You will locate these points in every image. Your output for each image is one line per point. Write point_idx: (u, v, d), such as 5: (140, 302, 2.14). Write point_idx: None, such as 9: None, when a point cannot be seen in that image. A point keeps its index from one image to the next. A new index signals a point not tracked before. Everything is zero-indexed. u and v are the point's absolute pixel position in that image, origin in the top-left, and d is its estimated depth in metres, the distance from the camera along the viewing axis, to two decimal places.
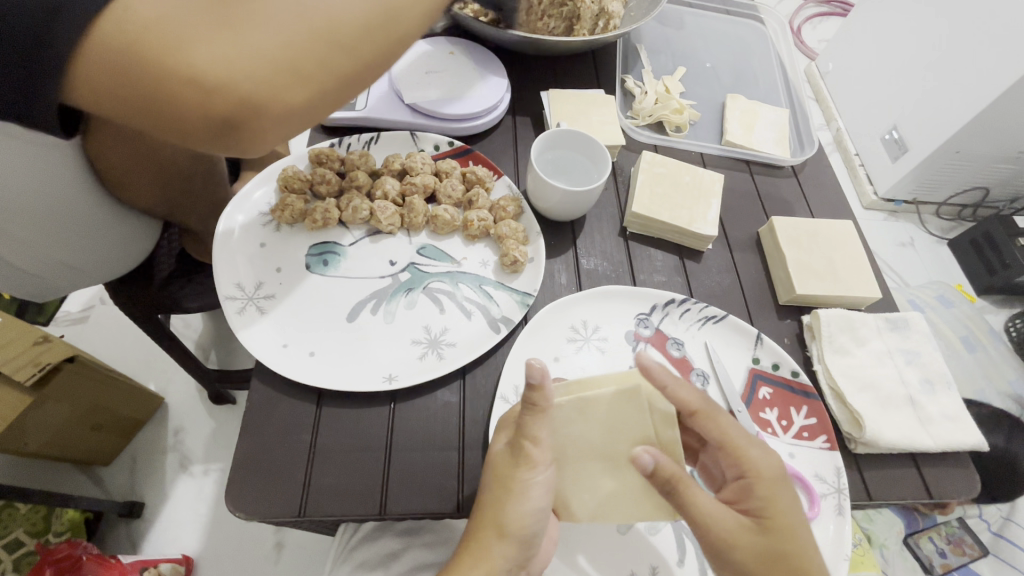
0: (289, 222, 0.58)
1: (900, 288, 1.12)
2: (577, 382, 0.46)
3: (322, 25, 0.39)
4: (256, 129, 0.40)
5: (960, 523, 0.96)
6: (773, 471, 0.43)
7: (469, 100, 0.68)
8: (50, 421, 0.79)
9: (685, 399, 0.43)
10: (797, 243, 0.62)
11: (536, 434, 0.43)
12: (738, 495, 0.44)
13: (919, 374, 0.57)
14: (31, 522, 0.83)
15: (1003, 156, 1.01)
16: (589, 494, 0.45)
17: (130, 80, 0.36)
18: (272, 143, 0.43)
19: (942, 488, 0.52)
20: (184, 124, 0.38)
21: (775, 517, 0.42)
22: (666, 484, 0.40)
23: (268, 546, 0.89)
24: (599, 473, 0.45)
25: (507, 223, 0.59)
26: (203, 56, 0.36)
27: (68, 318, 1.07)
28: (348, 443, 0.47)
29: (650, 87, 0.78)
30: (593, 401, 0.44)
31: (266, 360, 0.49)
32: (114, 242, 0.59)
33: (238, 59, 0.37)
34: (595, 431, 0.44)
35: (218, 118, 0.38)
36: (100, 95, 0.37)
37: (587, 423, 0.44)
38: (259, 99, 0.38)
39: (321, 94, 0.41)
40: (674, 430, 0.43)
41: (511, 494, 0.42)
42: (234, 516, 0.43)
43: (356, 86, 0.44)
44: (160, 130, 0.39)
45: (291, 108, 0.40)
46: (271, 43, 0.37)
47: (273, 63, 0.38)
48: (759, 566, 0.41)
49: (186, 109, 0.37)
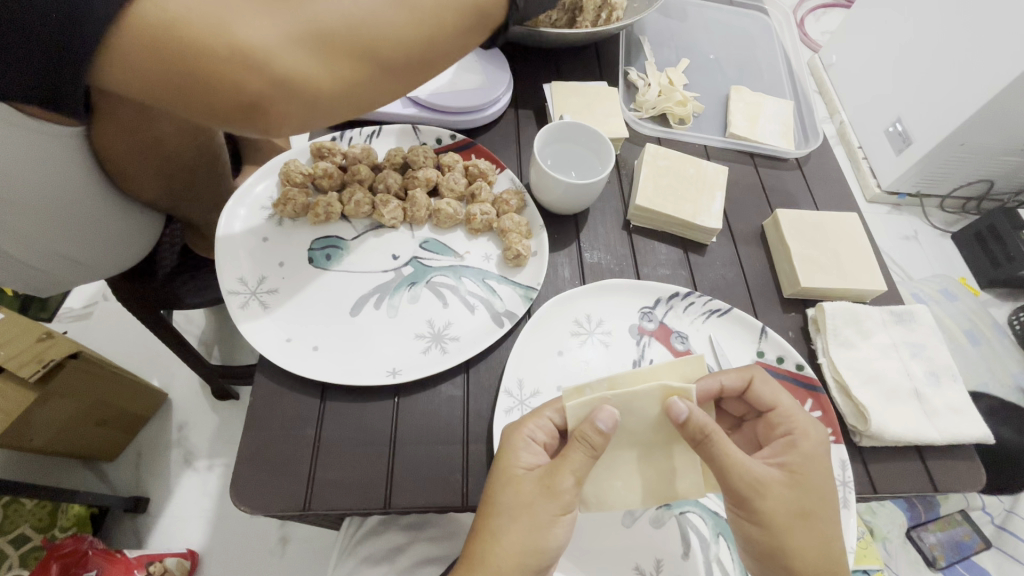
0: (292, 216, 0.58)
1: (903, 281, 1.12)
2: (623, 375, 0.45)
3: (359, 22, 0.39)
4: (280, 113, 0.40)
5: (963, 516, 0.95)
6: (819, 435, 0.45)
7: (472, 92, 0.68)
8: (56, 418, 0.79)
9: (732, 376, 0.48)
10: (802, 235, 0.62)
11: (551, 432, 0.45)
12: (775, 454, 0.44)
13: (925, 367, 0.57)
14: (37, 518, 0.84)
15: (1010, 148, 1.00)
16: (623, 482, 0.44)
17: (165, 59, 0.36)
18: (295, 129, 0.44)
19: (948, 482, 0.52)
20: (212, 102, 0.38)
21: (808, 471, 0.43)
22: (698, 433, 0.41)
23: (272, 540, 0.90)
24: (631, 460, 0.45)
25: (510, 217, 0.59)
26: (240, 37, 0.36)
27: (70, 314, 1.07)
28: (353, 438, 0.47)
29: (654, 79, 0.77)
30: (636, 396, 0.43)
31: (270, 355, 0.49)
32: (116, 235, 0.59)
33: (274, 44, 0.37)
34: (637, 422, 0.44)
35: (247, 98, 0.38)
36: (130, 74, 0.37)
37: (626, 415, 0.44)
38: (288, 83, 0.39)
39: (348, 88, 0.42)
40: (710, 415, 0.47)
41: (533, 516, 0.41)
42: (238, 509, 0.43)
43: (386, 85, 0.44)
44: (187, 109, 0.39)
45: (318, 98, 0.41)
46: (307, 34, 0.38)
47: (306, 52, 0.38)
48: (789, 518, 0.41)
49: (217, 88, 0.37)
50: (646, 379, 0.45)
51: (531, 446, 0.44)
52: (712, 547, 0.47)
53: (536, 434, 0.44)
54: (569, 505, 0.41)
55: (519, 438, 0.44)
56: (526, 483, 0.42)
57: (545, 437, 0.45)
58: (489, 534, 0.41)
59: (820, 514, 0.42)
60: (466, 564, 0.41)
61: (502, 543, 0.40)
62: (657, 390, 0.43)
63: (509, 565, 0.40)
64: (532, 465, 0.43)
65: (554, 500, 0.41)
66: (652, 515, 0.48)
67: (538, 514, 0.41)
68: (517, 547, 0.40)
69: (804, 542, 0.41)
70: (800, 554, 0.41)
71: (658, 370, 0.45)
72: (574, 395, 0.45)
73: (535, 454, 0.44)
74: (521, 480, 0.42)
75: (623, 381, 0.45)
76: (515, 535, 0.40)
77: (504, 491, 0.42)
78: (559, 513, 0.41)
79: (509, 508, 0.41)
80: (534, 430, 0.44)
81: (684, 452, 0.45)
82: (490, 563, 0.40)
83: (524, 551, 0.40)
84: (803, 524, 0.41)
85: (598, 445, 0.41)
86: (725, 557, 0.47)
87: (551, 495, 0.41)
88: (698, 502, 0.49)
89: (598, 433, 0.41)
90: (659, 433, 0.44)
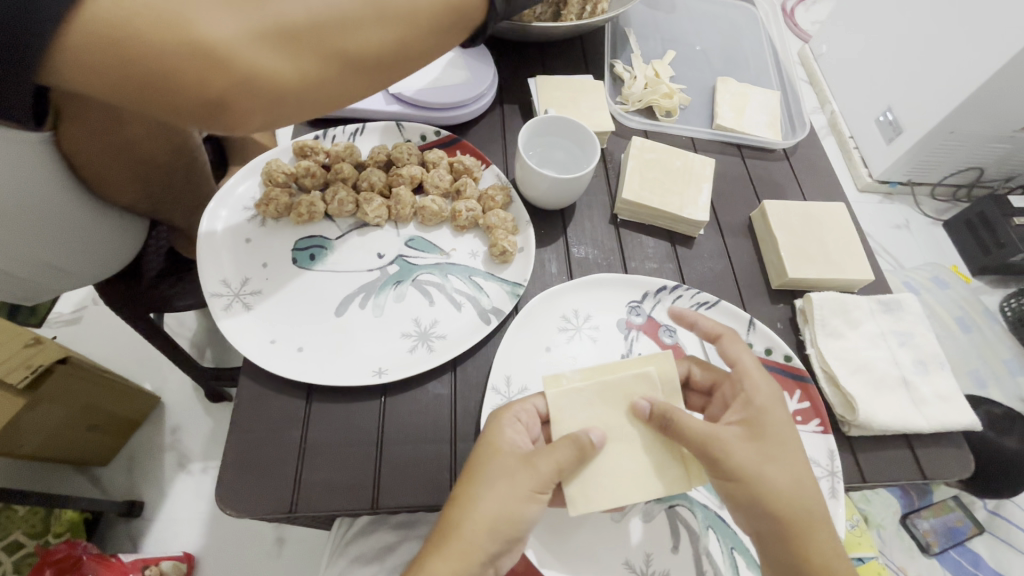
0: (274, 217, 0.57)
1: (895, 270, 1.12)
2: (596, 367, 0.47)
3: (323, 20, 0.39)
4: (245, 111, 0.40)
5: (956, 502, 0.96)
6: (771, 389, 0.45)
7: (456, 88, 0.67)
8: (46, 423, 0.79)
9: (709, 322, 0.49)
10: (789, 226, 0.62)
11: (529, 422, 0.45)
12: (735, 412, 0.44)
13: (912, 356, 0.57)
14: (29, 524, 0.83)
15: (998, 134, 1.00)
16: (608, 480, 0.43)
17: (124, 56, 0.35)
18: (261, 128, 0.43)
19: (936, 469, 0.52)
20: (174, 101, 0.38)
21: (765, 425, 0.43)
22: (663, 420, 0.43)
23: (269, 541, 0.90)
24: (612, 455, 0.44)
25: (496, 213, 0.58)
26: (200, 33, 0.35)
27: (59, 319, 1.06)
28: (340, 438, 0.47)
29: (639, 71, 0.77)
30: (613, 383, 0.46)
31: (252, 357, 0.48)
32: (97, 240, 0.58)
33: (237, 40, 0.37)
34: (614, 411, 0.45)
35: (210, 95, 0.38)
36: (90, 73, 0.36)
37: (608, 407, 0.45)
38: (252, 80, 0.38)
39: (314, 86, 0.41)
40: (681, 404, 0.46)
41: (512, 485, 0.40)
42: (225, 513, 0.43)
43: (355, 82, 0.43)
44: (151, 108, 0.38)
45: (283, 94, 0.40)
46: (271, 31, 0.38)
47: (270, 49, 0.38)
48: (758, 464, 0.41)
49: (180, 85, 0.37)
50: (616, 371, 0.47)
51: (515, 425, 0.44)
52: (702, 540, 0.46)
53: (520, 414, 0.45)
54: (548, 484, 0.41)
55: (505, 416, 0.44)
56: (506, 456, 0.42)
57: (528, 417, 0.45)
58: (468, 502, 0.40)
59: (783, 460, 0.42)
60: (439, 536, 0.40)
61: (478, 509, 0.40)
62: (633, 375, 0.46)
63: (484, 531, 0.40)
64: (516, 441, 0.43)
65: (532, 474, 0.41)
66: (641, 509, 0.47)
67: (516, 483, 0.41)
68: (496, 513, 0.40)
69: (779, 484, 0.41)
70: (777, 496, 0.41)
71: (634, 361, 0.47)
72: (552, 385, 0.46)
73: (519, 433, 0.44)
74: (505, 453, 0.42)
75: (598, 373, 0.47)
76: (490, 502, 0.40)
77: (488, 461, 0.42)
78: (536, 490, 0.41)
79: (491, 478, 0.41)
80: (520, 410, 0.45)
81: (657, 445, 0.44)
82: (466, 527, 0.40)
83: (500, 519, 0.40)
84: (774, 465, 0.41)
85: (588, 448, 0.42)
86: (714, 549, 0.46)
87: (533, 471, 0.41)
88: (687, 495, 0.48)
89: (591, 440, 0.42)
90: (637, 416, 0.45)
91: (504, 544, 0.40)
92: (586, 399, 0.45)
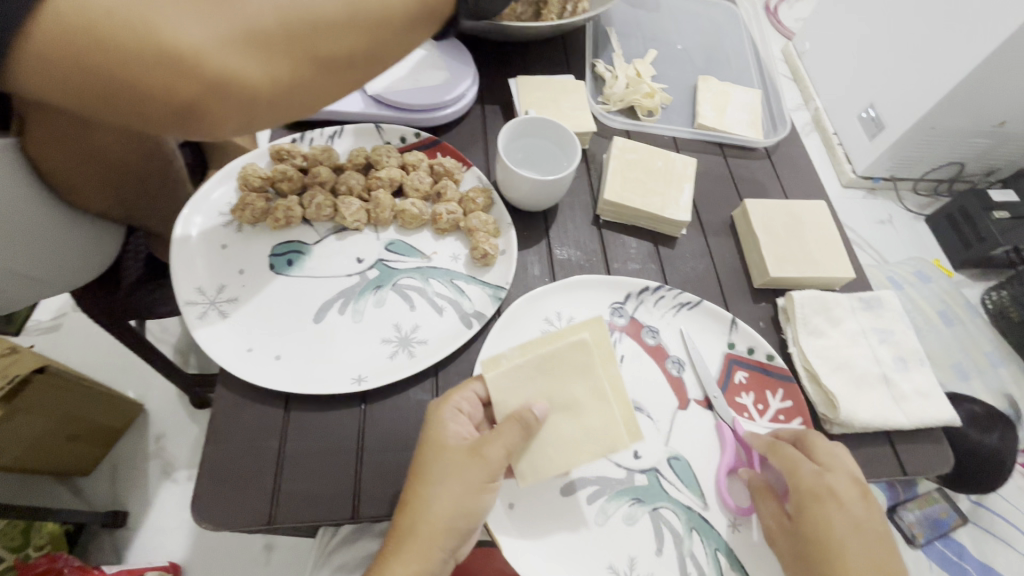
0: (251, 222, 0.56)
1: (879, 264, 1.12)
2: (533, 341, 0.46)
3: (294, 21, 0.39)
4: (217, 117, 0.39)
5: (940, 494, 0.98)
6: (820, 485, 0.45)
7: (435, 89, 0.66)
8: (25, 434, 0.77)
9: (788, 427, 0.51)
10: (771, 225, 0.62)
11: (469, 406, 0.45)
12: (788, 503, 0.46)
13: (892, 352, 0.57)
14: (9, 537, 0.77)
15: (977, 130, 1.01)
16: (553, 449, 0.43)
17: (87, 64, 0.34)
18: (236, 133, 0.42)
19: (917, 465, 0.53)
20: (145, 108, 0.37)
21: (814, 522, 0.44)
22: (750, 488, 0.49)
23: (257, 549, 0.88)
24: (557, 425, 0.44)
25: (477, 215, 0.58)
26: (168, 38, 0.35)
27: (38, 327, 1.04)
28: (318, 446, 0.46)
29: (621, 71, 0.76)
30: (552, 355, 0.44)
31: (228, 366, 0.47)
32: (70, 248, 0.56)
33: (206, 44, 0.36)
34: (555, 383, 0.44)
35: (180, 101, 0.37)
36: (53, 81, 0.35)
37: (549, 379, 0.44)
38: (223, 85, 0.37)
39: (289, 88, 0.41)
40: (616, 366, 0.45)
41: (461, 480, 0.41)
42: (201, 527, 0.42)
43: (330, 83, 0.43)
44: (119, 115, 0.37)
45: (256, 98, 0.40)
46: (240, 34, 0.37)
47: (241, 53, 0.37)
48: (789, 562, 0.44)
49: (148, 90, 0.36)
50: (554, 341, 0.45)
51: (457, 417, 0.44)
52: (685, 541, 0.46)
53: (461, 404, 0.44)
54: (497, 472, 0.42)
55: (445, 409, 0.44)
56: (454, 452, 0.42)
57: (469, 406, 0.45)
58: (419, 502, 0.41)
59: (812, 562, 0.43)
60: (396, 537, 0.41)
61: (430, 510, 0.40)
62: (571, 345, 0.45)
63: (439, 530, 0.41)
64: (460, 434, 0.43)
65: (482, 466, 0.41)
66: (624, 513, 0.47)
67: (467, 479, 0.41)
68: (446, 507, 0.41)
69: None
70: None
71: (571, 329, 0.46)
72: (491, 367, 0.45)
73: (462, 424, 0.44)
74: (451, 448, 0.42)
75: (535, 347, 0.45)
76: (443, 501, 0.41)
77: (434, 459, 0.42)
78: (486, 481, 0.42)
79: (441, 474, 0.41)
80: (460, 400, 0.44)
81: (596, 410, 0.44)
82: (420, 525, 0.40)
83: (451, 514, 0.41)
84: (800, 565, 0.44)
85: (532, 425, 0.42)
86: (699, 551, 0.46)
87: (482, 463, 0.41)
88: (670, 497, 0.48)
89: (534, 416, 0.42)
90: (575, 384, 0.44)
91: (460, 538, 0.42)
92: (526, 374, 0.44)
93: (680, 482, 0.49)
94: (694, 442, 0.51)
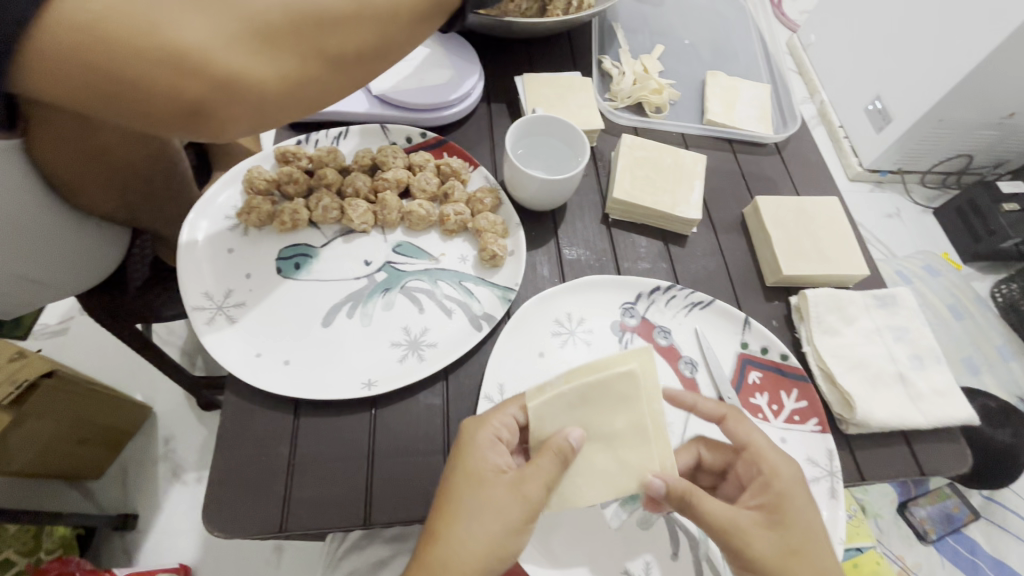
0: (257, 225, 0.56)
1: (888, 258, 1.11)
2: (577, 368, 0.44)
3: (302, 17, 0.38)
4: (226, 117, 0.39)
5: (951, 489, 0.96)
6: (792, 473, 0.43)
7: (439, 88, 0.66)
8: (35, 438, 0.77)
9: (709, 407, 0.47)
10: (784, 222, 0.61)
11: (508, 435, 0.44)
12: (753, 495, 0.44)
13: (908, 351, 0.56)
14: (20, 541, 0.80)
15: (987, 121, 1.00)
16: (585, 482, 0.43)
17: (94, 63, 0.34)
18: (244, 133, 0.42)
19: (933, 464, 0.52)
20: (153, 109, 0.36)
21: (789, 512, 0.42)
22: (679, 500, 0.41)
23: (267, 550, 0.88)
24: (592, 454, 0.43)
25: (485, 216, 0.57)
26: (175, 36, 0.34)
27: (46, 331, 1.04)
28: (330, 453, 0.46)
29: (628, 67, 0.75)
30: (597, 385, 0.43)
31: (236, 371, 0.47)
32: (77, 251, 0.56)
33: (213, 43, 0.35)
34: (594, 413, 0.43)
35: (189, 101, 0.36)
36: (60, 81, 0.35)
37: (588, 408, 0.43)
38: (231, 84, 0.37)
39: (298, 87, 0.40)
40: (660, 403, 0.43)
41: (498, 521, 0.40)
42: (214, 537, 0.42)
43: (337, 80, 0.42)
44: (127, 116, 0.37)
45: (265, 97, 0.39)
46: (247, 32, 0.36)
47: (248, 50, 0.37)
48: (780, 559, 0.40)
49: (156, 91, 0.35)
50: (600, 370, 0.43)
51: (496, 446, 0.43)
52: (702, 548, 0.45)
53: (500, 432, 0.44)
54: (535, 514, 0.41)
55: (483, 436, 0.43)
56: (493, 488, 0.41)
57: (509, 434, 0.44)
58: (452, 540, 0.40)
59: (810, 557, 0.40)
60: None
61: (463, 551, 0.39)
62: (615, 376, 0.43)
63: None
64: (498, 466, 0.42)
65: (520, 505, 0.40)
66: (640, 516, 0.46)
67: (504, 518, 0.40)
68: (479, 547, 0.39)
69: None
70: None
71: (617, 356, 0.44)
72: (536, 394, 0.44)
73: (501, 454, 0.43)
74: (489, 483, 0.41)
75: (579, 375, 0.44)
76: (476, 542, 0.39)
77: (470, 494, 0.41)
78: (523, 522, 0.40)
79: (474, 512, 0.40)
80: (499, 427, 0.44)
81: (637, 445, 0.43)
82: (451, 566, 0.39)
83: (486, 556, 0.39)
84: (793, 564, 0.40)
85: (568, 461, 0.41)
86: (715, 555, 0.45)
87: (521, 500, 0.40)
88: None
89: (570, 447, 0.41)
90: (615, 415, 0.43)
91: None
92: (568, 403, 0.43)
93: None
94: None
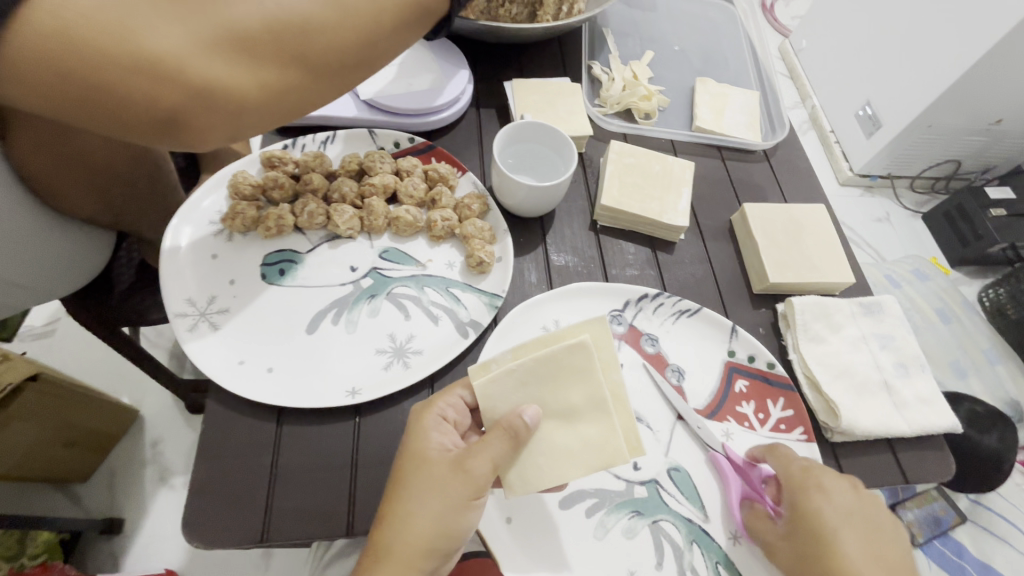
0: (241, 231, 0.55)
1: (877, 262, 1.11)
2: (526, 344, 0.45)
3: (281, 26, 0.37)
4: (203, 125, 0.38)
5: (938, 492, 0.97)
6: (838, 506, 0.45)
7: (427, 93, 0.65)
8: (18, 442, 0.76)
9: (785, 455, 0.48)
10: (771, 230, 0.61)
11: (452, 414, 0.45)
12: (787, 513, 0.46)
13: (893, 358, 0.56)
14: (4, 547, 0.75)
15: (974, 128, 1.01)
16: (545, 458, 0.43)
17: (64, 70, 0.33)
18: (222, 142, 0.42)
19: (917, 473, 0.52)
20: (128, 116, 0.36)
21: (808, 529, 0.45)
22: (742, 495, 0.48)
23: (254, 555, 0.88)
24: (551, 430, 0.43)
25: (472, 222, 0.57)
26: (148, 45, 0.34)
27: (32, 333, 1.02)
28: (311, 460, 0.45)
29: (618, 73, 0.76)
30: (550, 357, 0.43)
31: (217, 379, 0.46)
32: (65, 256, 0.56)
33: (188, 51, 0.35)
34: (547, 385, 0.43)
35: (164, 109, 0.36)
36: (31, 90, 0.34)
37: (543, 384, 0.43)
38: (207, 92, 0.36)
39: (276, 96, 0.40)
40: (619, 373, 0.44)
41: (445, 499, 0.40)
42: (194, 547, 0.41)
43: (318, 90, 0.42)
44: (100, 124, 0.36)
45: (243, 105, 0.39)
46: (224, 40, 0.36)
47: (225, 58, 0.36)
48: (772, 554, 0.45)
49: (128, 99, 0.35)
50: (551, 343, 0.44)
51: (441, 426, 0.44)
52: (687, 555, 0.45)
53: (446, 412, 0.44)
54: (482, 489, 0.41)
55: (429, 418, 0.43)
56: (437, 466, 0.41)
57: (454, 414, 0.45)
58: (398, 520, 0.40)
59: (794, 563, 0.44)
60: (371, 555, 0.40)
61: (411, 528, 0.40)
62: (568, 348, 0.43)
63: (421, 553, 0.40)
64: (444, 444, 0.43)
65: (466, 482, 0.41)
66: (625, 525, 0.46)
67: (449, 496, 0.40)
68: (425, 526, 0.40)
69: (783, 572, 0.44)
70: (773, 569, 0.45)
71: (570, 330, 0.44)
72: (481, 372, 0.44)
73: (446, 433, 0.43)
74: (434, 462, 0.42)
75: (529, 350, 0.44)
76: (422, 521, 0.40)
77: (415, 473, 0.41)
78: (470, 497, 0.41)
79: (421, 491, 0.41)
80: (445, 407, 0.44)
81: (597, 420, 0.43)
82: (400, 545, 0.40)
83: (432, 535, 0.40)
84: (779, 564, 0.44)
85: (522, 436, 0.41)
86: (700, 565, 0.45)
87: (466, 479, 0.41)
88: (670, 508, 0.47)
89: (525, 426, 0.41)
90: (570, 390, 0.43)
91: (439, 560, 0.41)
92: (518, 379, 0.43)
93: (680, 494, 0.48)
94: (692, 451, 0.50)
